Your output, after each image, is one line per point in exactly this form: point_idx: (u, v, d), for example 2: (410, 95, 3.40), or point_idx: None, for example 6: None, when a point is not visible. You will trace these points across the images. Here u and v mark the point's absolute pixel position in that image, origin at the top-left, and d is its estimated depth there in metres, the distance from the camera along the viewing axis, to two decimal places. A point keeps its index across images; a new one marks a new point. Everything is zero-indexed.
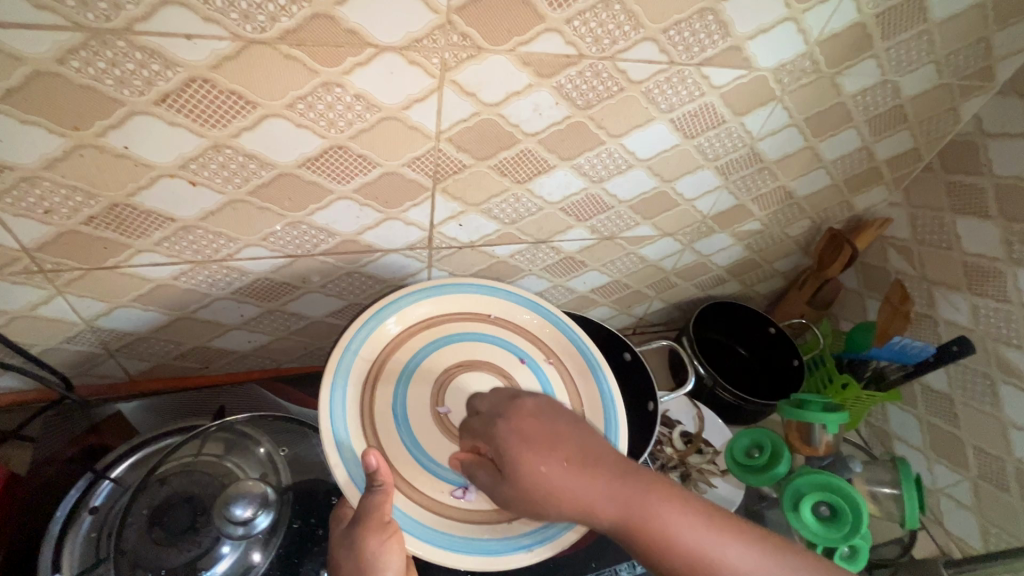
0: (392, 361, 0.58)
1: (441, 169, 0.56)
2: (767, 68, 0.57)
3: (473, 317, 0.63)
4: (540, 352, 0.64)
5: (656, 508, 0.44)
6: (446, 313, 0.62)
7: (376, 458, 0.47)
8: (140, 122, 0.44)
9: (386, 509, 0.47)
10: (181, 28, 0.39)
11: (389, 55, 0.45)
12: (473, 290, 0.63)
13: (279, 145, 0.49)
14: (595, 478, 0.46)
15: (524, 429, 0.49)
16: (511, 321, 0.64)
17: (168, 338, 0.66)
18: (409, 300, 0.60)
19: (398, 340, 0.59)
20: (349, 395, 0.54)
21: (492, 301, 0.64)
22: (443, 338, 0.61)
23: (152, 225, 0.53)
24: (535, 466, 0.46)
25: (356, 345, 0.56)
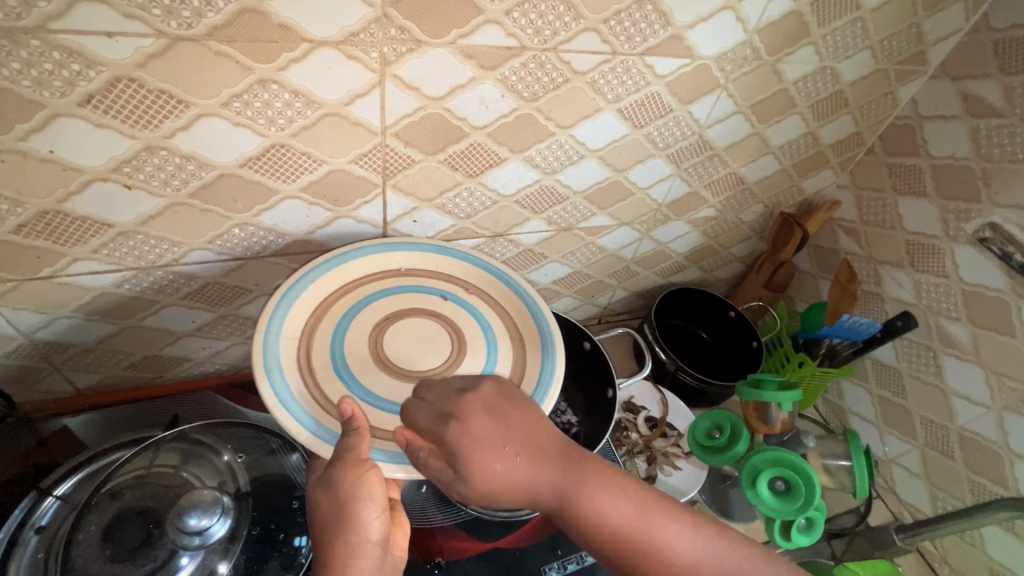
0: (319, 335, 0.52)
1: (389, 165, 0.56)
2: (709, 56, 0.58)
3: (382, 274, 0.58)
4: (457, 285, 0.59)
5: (596, 494, 0.44)
6: (356, 274, 0.56)
7: (351, 406, 0.46)
8: (65, 124, 0.42)
9: (364, 449, 0.44)
10: (100, 26, 0.38)
11: (326, 50, 0.44)
12: (376, 250, 0.58)
13: (218, 145, 0.48)
14: (544, 477, 0.44)
15: (482, 432, 0.44)
16: (422, 269, 0.60)
17: (116, 349, 0.63)
18: (309, 276, 0.54)
19: (306, 328, 0.52)
20: (291, 380, 0.48)
21: (397, 254, 0.59)
22: (363, 299, 0.55)
23: (88, 232, 0.51)
24: (490, 463, 0.43)
25: (276, 328, 0.50)
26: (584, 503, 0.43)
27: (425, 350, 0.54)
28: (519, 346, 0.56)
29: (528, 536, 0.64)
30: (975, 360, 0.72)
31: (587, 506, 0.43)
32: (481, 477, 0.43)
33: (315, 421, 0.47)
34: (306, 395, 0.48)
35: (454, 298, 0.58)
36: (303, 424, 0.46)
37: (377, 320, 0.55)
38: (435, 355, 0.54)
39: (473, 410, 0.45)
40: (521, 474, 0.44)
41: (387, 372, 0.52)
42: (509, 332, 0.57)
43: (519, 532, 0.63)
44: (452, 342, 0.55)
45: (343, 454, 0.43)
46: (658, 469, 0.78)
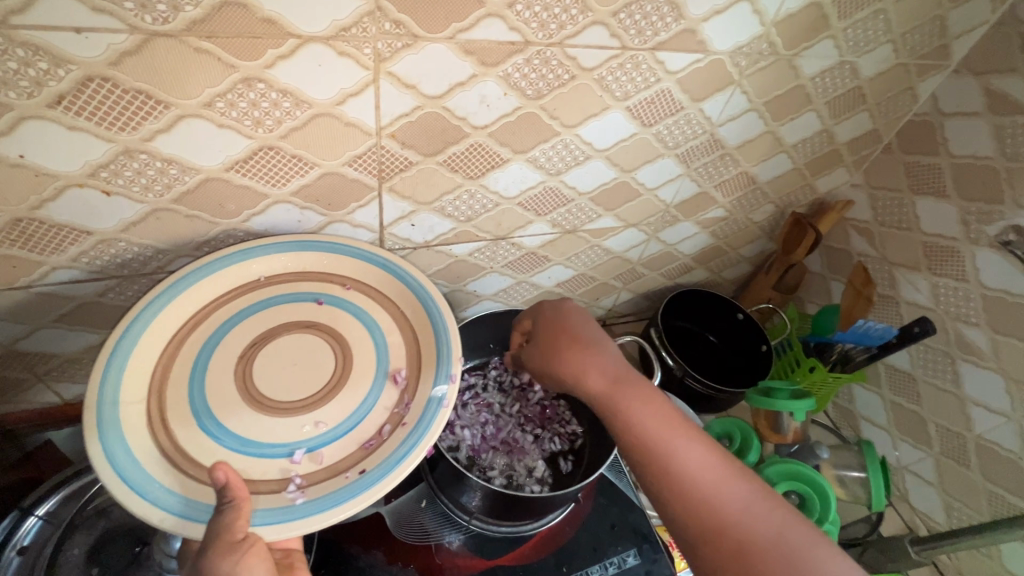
0: (172, 385, 0.46)
1: (385, 168, 0.53)
2: (723, 51, 0.55)
3: (242, 291, 0.51)
4: (334, 284, 0.53)
5: (635, 401, 0.48)
6: (206, 301, 0.50)
7: (224, 471, 0.39)
8: (34, 127, 0.39)
9: (240, 529, 0.37)
10: (68, 20, 0.35)
11: (315, 46, 0.41)
12: (237, 260, 0.50)
13: (202, 148, 0.45)
14: (595, 372, 0.50)
15: (594, 334, 0.53)
16: (290, 273, 0.53)
17: (102, 359, 0.61)
18: (148, 316, 0.46)
19: (156, 377, 0.46)
20: (137, 444, 0.42)
21: (256, 263, 0.52)
22: (223, 328, 0.49)
23: (67, 240, 0.48)
24: (558, 349, 0.53)
25: (111, 392, 0.43)
26: (630, 405, 0.48)
27: (304, 368, 0.48)
28: (408, 339, 0.51)
29: (532, 553, 0.62)
30: (994, 368, 0.69)
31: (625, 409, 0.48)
32: (556, 362, 0.52)
33: (178, 496, 0.40)
34: (161, 458, 0.42)
35: (329, 300, 0.52)
36: (166, 507, 0.39)
37: (241, 348, 0.49)
38: (315, 374, 0.48)
39: (586, 321, 0.54)
40: (576, 366, 0.51)
41: (257, 406, 0.46)
42: (396, 326, 0.52)
43: (522, 549, 0.62)
44: (332, 353, 0.50)
45: (218, 539, 0.37)
46: None
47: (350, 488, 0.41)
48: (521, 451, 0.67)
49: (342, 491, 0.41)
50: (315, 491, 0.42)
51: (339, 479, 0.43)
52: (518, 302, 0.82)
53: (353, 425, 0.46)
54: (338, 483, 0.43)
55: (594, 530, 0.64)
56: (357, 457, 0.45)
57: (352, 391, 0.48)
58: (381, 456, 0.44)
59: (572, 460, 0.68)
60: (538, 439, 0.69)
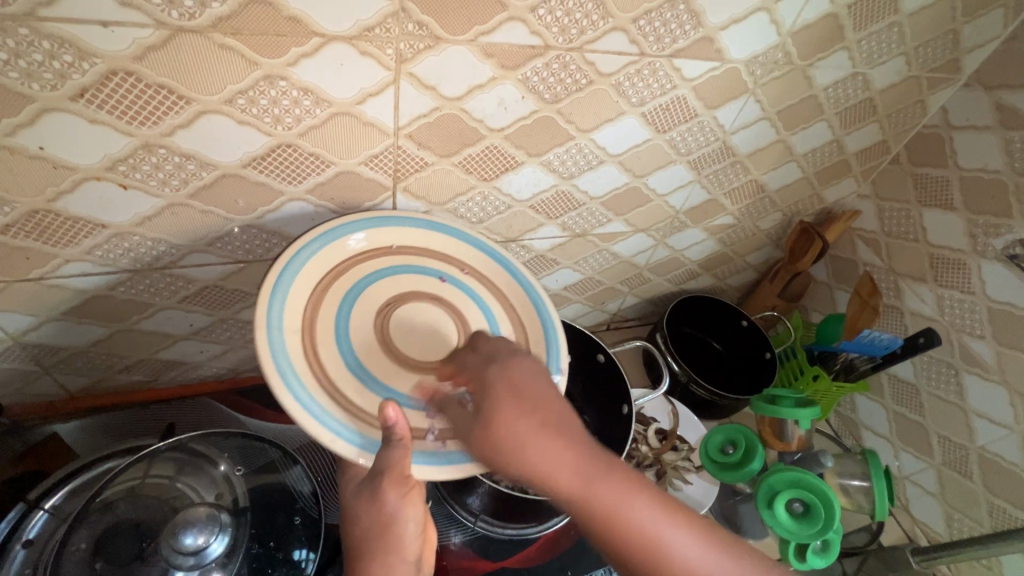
0: (322, 327, 0.46)
1: (401, 167, 0.53)
2: (739, 60, 0.55)
3: (375, 254, 0.52)
4: (454, 265, 0.55)
5: (609, 493, 0.40)
6: (347, 255, 0.50)
7: (395, 410, 0.41)
8: (55, 119, 0.39)
9: (407, 464, 0.41)
10: (94, 14, 0.35)
11: (339, 45, 0.41)
12: (366, 225, 0.51)
13: (220, 144, 0.45)
14: (567, 467, 0.40)
15: (535, 402, 0.42)
16: (412, 247, 0.54)
17: (111, 351, 0.61)
18: (299, 262, 0.47)
19: (308, 313, 0.46)
20: (305, 376, 0.42)
21: (386, 232, 0.52)
22: (361, 284, 0.50)
23: (81, 233, 0.48)
24: (511, 423, 0.42)
25: (277, 320, 0.43)
26: (600, 502, 0.39)
27: (431, 337, 0.51)
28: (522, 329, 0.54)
29: (537, 555, 0.62)
30: (998, 380, 0.70)
31: (607, 506, 0.39)
32: (507, 446, 0.41)
33: (353, 430, 0.42)
34: (321, 389, 0.43)
35: (453, 280, 0.54)
36: (343, 436, 0.41)
37: (377, 308, 0.50)
38: (443, 343, 0.51)
39: (536, 374, 0.45)
40: (537, 452, 0.40)
41: (395, 362, 0.48)
42: (511, 317, 0.55)
43: (528, 552, 0.62)
44: (458, 329, 0.52)
45: (390, 469, 0.41)
46: (669, 485, 0.75)
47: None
48: None
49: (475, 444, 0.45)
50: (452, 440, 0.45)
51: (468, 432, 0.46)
52: None
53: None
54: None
55: None
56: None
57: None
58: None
59: None
60: None
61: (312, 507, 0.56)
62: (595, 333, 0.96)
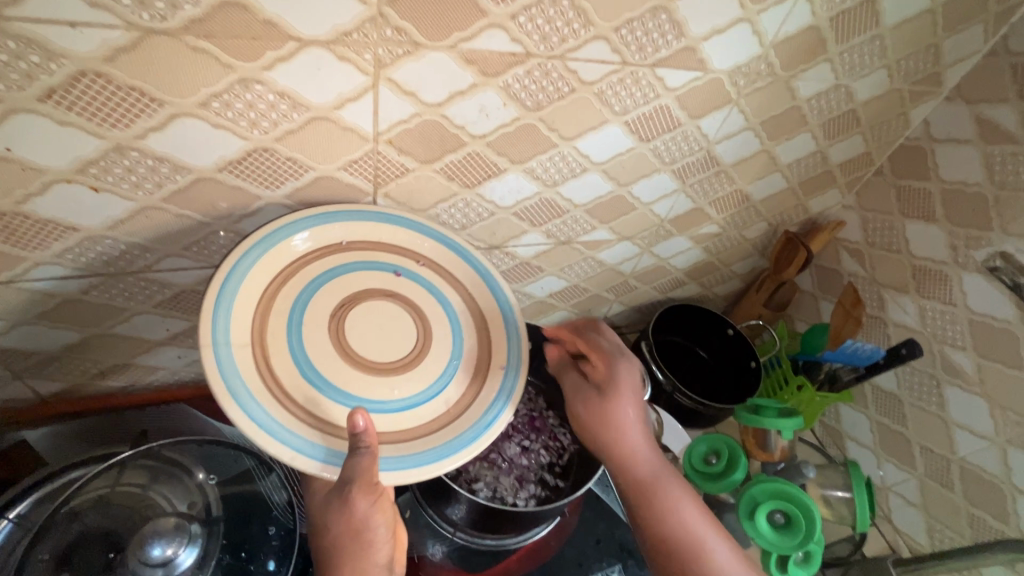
0: (273, 336, 0.46)
1: (381, 173, 0.52)
2: (722, 70, 0.55)
3: (327, 252, 0.50)
4: (410, 258, 0.54)
5: (674, 489, 0.55)
6: (296, 254, 0.49)
7: (364, 418, 0.42)
8: (22, 121, 0.38)
9: (375, 472, 0.42)
10: (62, 14, 0.34)
11: (315, 50, 0.41)
12: (320, 220, 0.50)
13: (195, 148, 0.44)
14: (647, 456, 0.57)
15: (637, 403, 0.58)
16: (365, 241, 0.53)
17: (83, 357, 0.59)
18: (244, 267, 0.45)
19: (258, 321, 0.45)
20: (260, 395, 0.42)
21: (337, 227, 0.51)
22: (314, 283, 0.49)
23: (52, 236, 0.47)
24: (619, 413, 0.57)
25: (223, 334, 0.42)
26: (661, 490, 0.55)
27: (388, 335, 0.50)
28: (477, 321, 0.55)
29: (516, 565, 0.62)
30: (979, 392, 0.70)
31: (671, 495, 0.55)
32: (609, 420, 0.57)
33: (314, 445, 0.43)
34: (276, 403, 0.43)
35: (409, 273, 0.54)
36: (305, 453, 0.42)
37: (331, 308, 0.49)
38: (402, 340, 0.51)
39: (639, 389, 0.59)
40: (631, 439, 0.57)
41: (352, 362, 0.48)
42: (468, 310, 0.55)
43: (509, 562, 0.62)
44: (414, 324, 0.52)
45: (360, 477, 0.42)
46: None
47: (447, 446, 0.47)
48: (510, 464, 0.66)
49: (439, 447, 0.47)
50: (415, 444, 0.47)
51: (432, 436, 0.48)
52: None
53: (438, 391, 0.50)
54: (438, 436, 0.48)
55: (582, 546, 0.65)
56: (443, 419, 0.49)
57: (433, 358, 0.51)
58: (470, 420, 0.49)
59: (558, 471, 0.67)
60: (528, 449, 0.68)
61: (288, 517, 0.55)
62: None
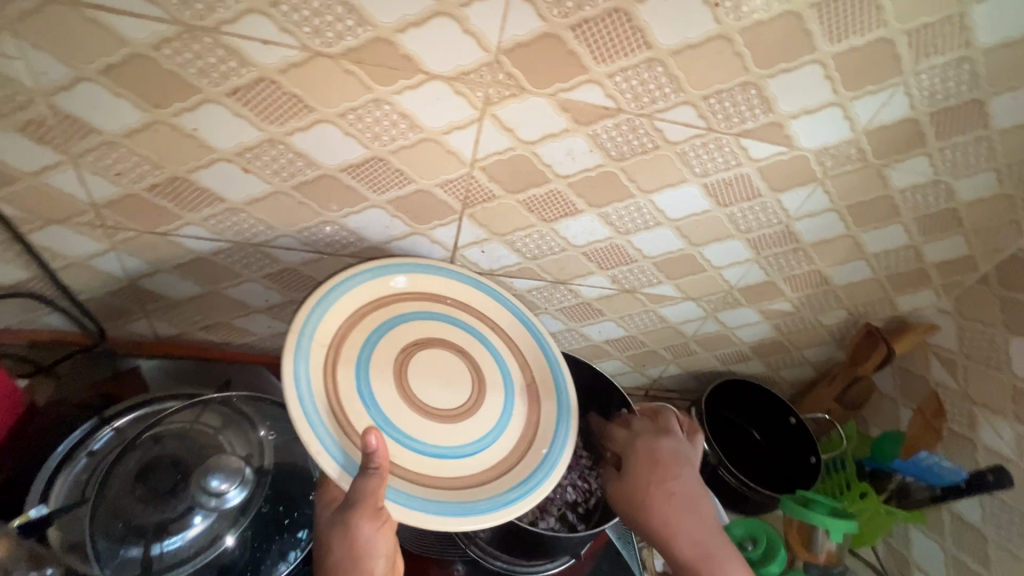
0: (346, 344, 0.54)
1: (471, 195, 0.59)
2: (808, 149, 0.57)
3: (426, 298, 0.61)
4: (485, 326, 0.63)
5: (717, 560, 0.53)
6: (394, 291, 0.59)
7: (376, 439, 0.45)
8: (210, 109, 0.49)
9: (379, 492, 0.45)
10: (259, 34, 0.45)
11: (438, 83, 0.49)
12: (410, 270, 0.60)
13: (328, 149, 0.53)
14: (689, 534, 0.54)
15: (682, 471, 0.58)
16: (461, 302, 0.63)
17: (198, 309, 0.70)
18: (355, 281, 0.56)
19: (346, 328, 0.54)
20: (314, 381, 0.49)
21: (443, 281, 0.62)
22: (398, 318, 0.58)
23: (204, 202, 0.57)
24: (659, 490, 0.56)
25: (310, 329, 0.51)
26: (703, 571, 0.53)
27: (444, 385, 0.57)
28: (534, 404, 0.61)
29: None
30: None
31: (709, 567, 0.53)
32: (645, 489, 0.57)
33: (338, 448, 0.47)
34: (325, 400, 0.49)
35: (474, 335, 0.62)
36: (329, 452, 0.46)
37: (405, 342, 0.58)
38: (455, 397, 0.57)
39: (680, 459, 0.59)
40: (674, 519, 0.55)
41: (403, 398, 0.55)
42: (525, 389, 0.61)
43: None
44: (470, 387, 0.59)
45: (365, 498, 0.45)
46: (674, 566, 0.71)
47: (461, 505, 0.50)
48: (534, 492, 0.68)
49: (455, 505, 0.50)
50: (427, 491, 0.50)
51: (451, 493, 0.51)
52: (565, 349, 0.83)
53: (469, 453, 0.55)
54: (451, 495, 0.51)
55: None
56: (464, 481, 0.53)
57: (476, 424, 0.57)
58: (491, 492, 0.53)
59: (581, 512, 0.68)
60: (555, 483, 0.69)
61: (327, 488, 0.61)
62: (631, 395, 0.94)
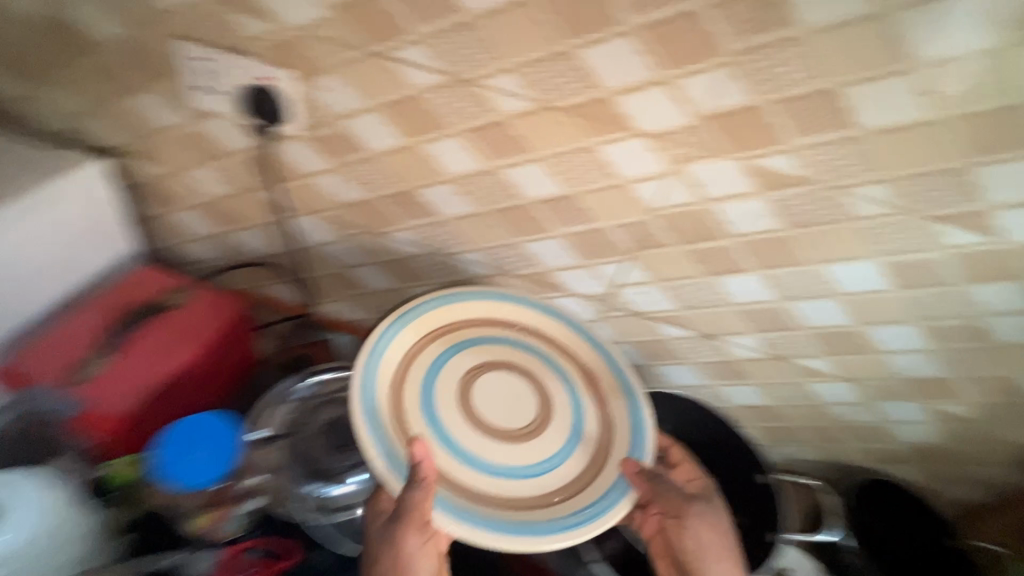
0: (415, 362, 0.60)
1: (643, 239, 0.64)
2: (1017, 243, 0.54)
3: (497, 322, 0.66)
4: (563, 355, 0.66)
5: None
6: (467, 315, 0.65)
7: (422, 453, 0.50)
8: (449, 141, 0.61)
9: (424, 505, 0.50)
10: (505, 88, 0.55)
11: (640, 139, 0.56)
12: (499, 299, 0.66)
13: (530, 184, 0.63)
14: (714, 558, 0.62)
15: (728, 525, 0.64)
16: (537, 327, 0.67)
17: (384, 301, 0.83)
18: (432, 305, 0.63)
19: (415, 347, 0.61)
20: (382, 394, 0.56)
21: (523, 310, 0.67)
22: (467, 341, 0.63)
23: (419, 214, 0.70)
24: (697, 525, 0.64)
25: (382, 347, 0.58)
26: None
27: (507, 403, 0.61)
28: (604, 436, 0.61)
29: None
30: None
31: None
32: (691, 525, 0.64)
33: (394, 455, 0.52)
34: (389, 410, 0.55)
35: (546, 361, 0.65)
36: (384, 457, 0.51)
37: (473, 362, 0.62)
38: (524, 416, 0.61)
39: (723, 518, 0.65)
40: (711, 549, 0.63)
41: (465, 415, 0.59)
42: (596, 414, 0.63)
43: None
44: (537, 406, 0.62)
45: (410, 508, 0.50)
46: None
47: (516, 526, 0.52)
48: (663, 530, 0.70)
49: (506, 523, 0.52)
50: (483, 507, 0.54)
51: (502, 512, 0.54)
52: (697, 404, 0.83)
53: (534, 473, 0.58)
54: (507, 512, 0.54)
55: None
56: (529, 502, 0.56)
57: (543, 447, 0.59)
58: (551, 515, 0.55)
59: None
60: None
61: None
62: None
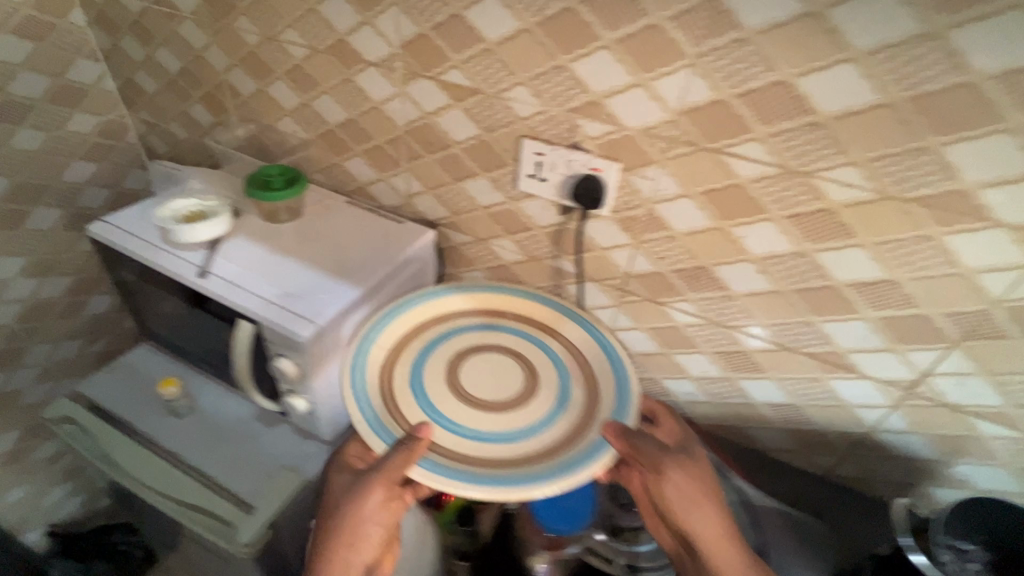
0: (400, 350, 0.70)
1: (976, 328, 0.61)
2: None
3: (482, 308, 0.77)
4: (537, 330, 0.75)
5: None
6: (445, 304, 0.77)
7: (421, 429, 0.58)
8: (766, 225, 0.64)
9: (399, 465, 0.56)
10: (846, 180, 0.58)
11: (1002, 231, 0.54)
12: (501, 289, 0.77)
13: (849, 268, 0.63)
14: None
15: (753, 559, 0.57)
16: (524, 310, 0.77)
17: (642, 365, 0.87)
18: (422, 299, 0.75)
19: (389, 328, 0.73)
20: (368, 373, 0.66)
21: (524, 301, 0.76)
22: (437, 324, 0.75)
23: (709, 287, 0.73)
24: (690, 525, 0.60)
25: (361, 329, 0.71)
26: None
27: (509, 387, 0.67)
28: (591, 400, 0.66)
29: None
30: None
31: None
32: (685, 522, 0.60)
33: (373, 414, 0.61)
34: (375, 387, 0.65)
35: (552, 354, 0.71)
36: (360, 406, 0.62)
37: (452, 344, 0.72)
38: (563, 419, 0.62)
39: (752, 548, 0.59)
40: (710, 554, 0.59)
41: (461, 398, 0.65)
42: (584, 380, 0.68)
43: None
44: (524, 382, 0.68)
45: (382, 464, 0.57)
46: None
47: (504, 484, 0.55)
48: None
49: (488, 478, 0.56)
50: (484, 469, 0.58)
51: (496, 476, 0.57)
52: None
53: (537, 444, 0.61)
54: (500, 473, 0.57)
55: None
56: (514, 461, 0.60)
57: (530, 417, 0.64)
58: (534, 472, 0.58)
59: None
60: None
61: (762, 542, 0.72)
62: None
